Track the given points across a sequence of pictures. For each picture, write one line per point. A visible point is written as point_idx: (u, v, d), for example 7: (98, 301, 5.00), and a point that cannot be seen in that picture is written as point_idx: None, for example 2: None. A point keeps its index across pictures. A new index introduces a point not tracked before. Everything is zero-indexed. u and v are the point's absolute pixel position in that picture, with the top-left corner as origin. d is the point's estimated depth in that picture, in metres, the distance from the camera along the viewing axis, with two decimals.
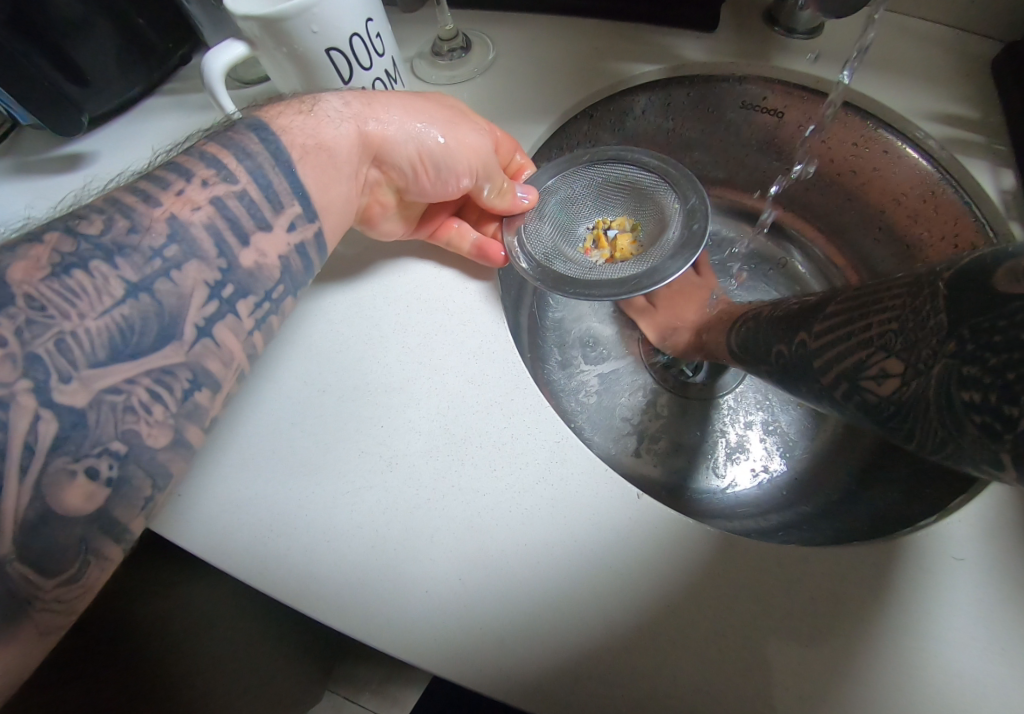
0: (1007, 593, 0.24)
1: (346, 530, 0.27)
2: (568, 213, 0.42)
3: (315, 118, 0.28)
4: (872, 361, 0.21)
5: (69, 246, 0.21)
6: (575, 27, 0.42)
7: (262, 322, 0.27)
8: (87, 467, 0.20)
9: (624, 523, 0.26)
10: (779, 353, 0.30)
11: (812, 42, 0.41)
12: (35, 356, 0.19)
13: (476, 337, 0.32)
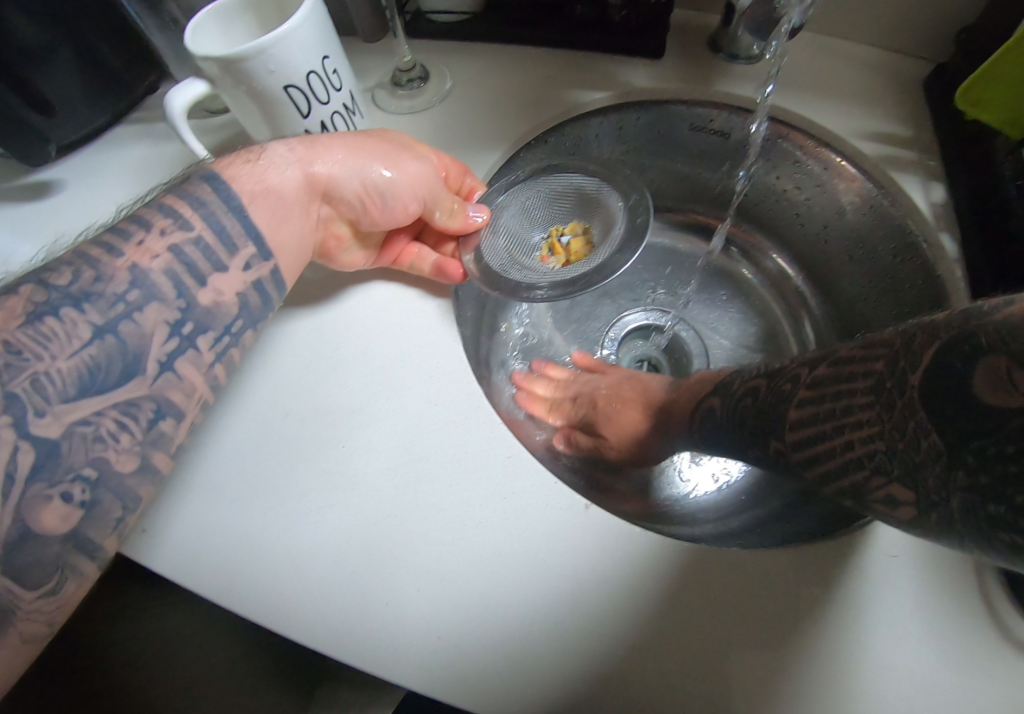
0: (914, 586, 0.26)
1: (309, 548, 0.29)
2: (523, 225, 0.44)
3: (263, 165, 0.30)
4: (873, 485, 0.21)
5: (41, 295, 0.23)
6: (530, 57, 0.44)
7: (222, 355, 0.28)
8: (61, 492, 0.22)
9: (575, 531, 0.28)
10: (753, 454, 0.28)
11: (754, 67, 0.44)
12: (12, 394, 0.21)
13: (432, 358, 0.34)
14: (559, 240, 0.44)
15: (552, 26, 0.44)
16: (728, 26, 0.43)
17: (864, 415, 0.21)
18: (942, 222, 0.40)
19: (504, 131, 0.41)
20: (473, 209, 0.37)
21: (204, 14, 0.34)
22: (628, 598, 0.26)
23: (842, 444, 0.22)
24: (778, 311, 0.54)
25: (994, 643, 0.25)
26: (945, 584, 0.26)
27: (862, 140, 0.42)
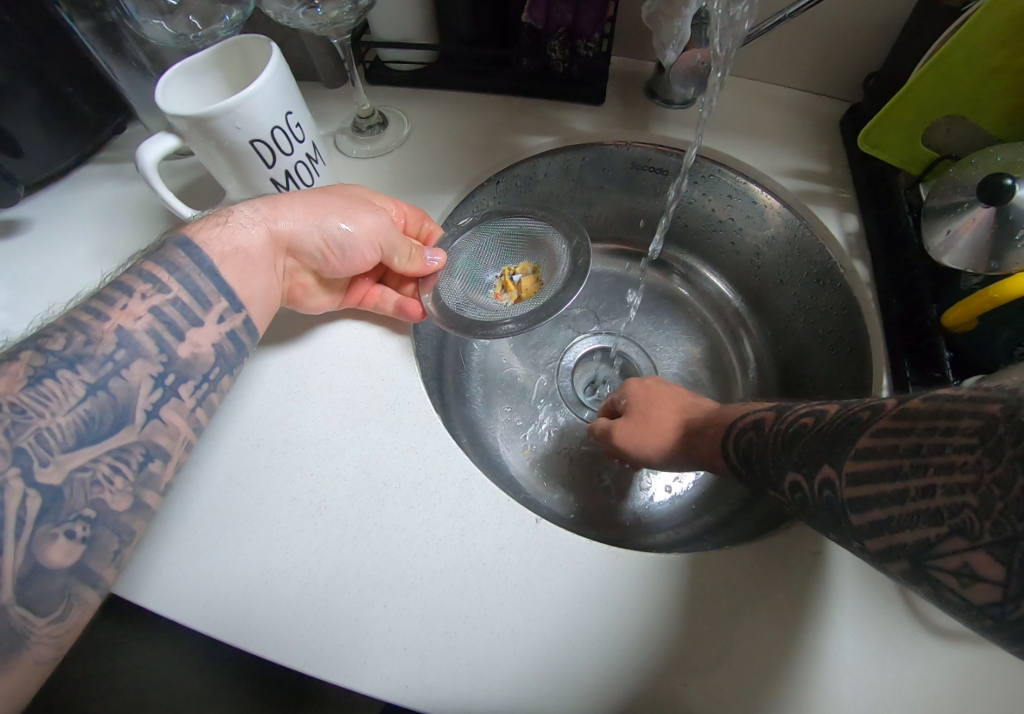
0: (817, 581, 0.31)
1: (281, 571, 0.31)
2: (477, 264, 0.47)
3: (230, 228, 0.32)
4: (945, 546, 0.18)
5: (39, 360, 0.26)
6: (482, 103, 0.48)
7: (203, 399, 0.31)
8: (65, 531, 0.24)
9: (536, 544, 0.32)
10: (795, 486, 0.25)
11: (687, 112, 0.49)
12: (20, 449, 0.24)
13: (393, 390, 0.37)
14: (512, 278, 0.48)
15: (502, 74, 0.48)
16: (661, 74, 0.47)
17: (957, 469, 0.18)
18: (854, 250, 0.45)
19: (459, 175, 0.45)
20: (429, 254, 0.40)
21: (173, 74, 0.36)
22: (583, 604, 0.30)
23: (918, 499, 0.19)
24: (717, 328, 0.58)
25: (913, 632, 0.29)
26: (868, 579, 0.31)
27: (787, 177, 0.48)
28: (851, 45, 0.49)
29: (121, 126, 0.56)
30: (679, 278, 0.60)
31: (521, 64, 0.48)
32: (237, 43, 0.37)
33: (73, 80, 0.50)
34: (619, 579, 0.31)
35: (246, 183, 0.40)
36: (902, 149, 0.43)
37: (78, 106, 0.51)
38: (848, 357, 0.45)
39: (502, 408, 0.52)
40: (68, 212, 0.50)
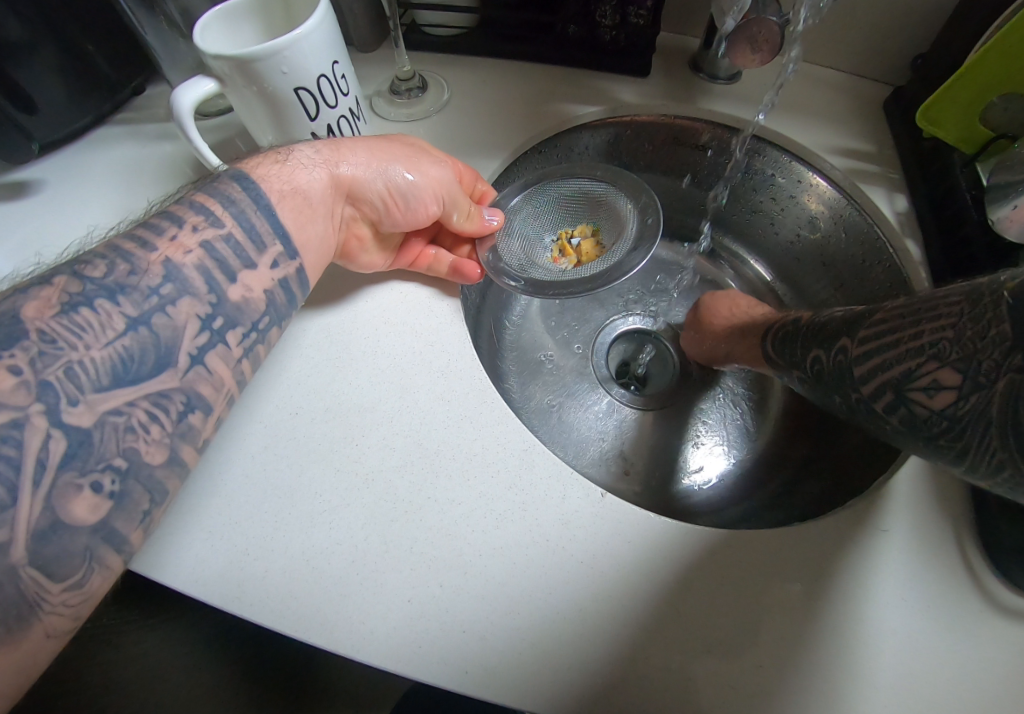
0: (897, 565, 0.29)
1: (325, 547, 0.29)
2: (534, 228, 0.46)
3: (291, 165, 0.32)
4: (921, 370, 0.23)
5: (75, 286, 0.25)
6: (526, 70, 0.47)
7: (249, 350, 0.30)
8: (91, 482, 0.23)
9: (599, 518, 0.30)
10: (815, 358, 0.31)
11: (733, 84, 0.47)
12: (45, 382, 0.23)
13: (444, 357, 0.35)
14: (569, 242, 0.47)
15: (550, 42, 0.47)
16: (708, 49, 0.46)
17: (946, 317, 0.23)
18: (906, 229, 0.43)
19: (504, 140, 0.43)
20: (488, 212, 0.39)
21: (210, 16, 0.34)
22: (645, 576, 0.28)
23: (907, 341, 0.24)
24: None
25: (982, 613, 0.28)
26: (932, 553, 0.29)
27: (834, 156, 0.46)
28: (904, 22, 0.48)
29: (141, 88, 0.54)
30: (726, 266, 0.58)
31: (567, 32, 0.46)
32: None
33: (98, 35, 0.48)
34: (687, 554, 0.29)
35: (283, 134, 0.38)
36: (957, 125, 0.42)
37: (102, 63, 0.49)
38: None
39: (539, 386, 0.50)
40: (91, 159, 0.49)
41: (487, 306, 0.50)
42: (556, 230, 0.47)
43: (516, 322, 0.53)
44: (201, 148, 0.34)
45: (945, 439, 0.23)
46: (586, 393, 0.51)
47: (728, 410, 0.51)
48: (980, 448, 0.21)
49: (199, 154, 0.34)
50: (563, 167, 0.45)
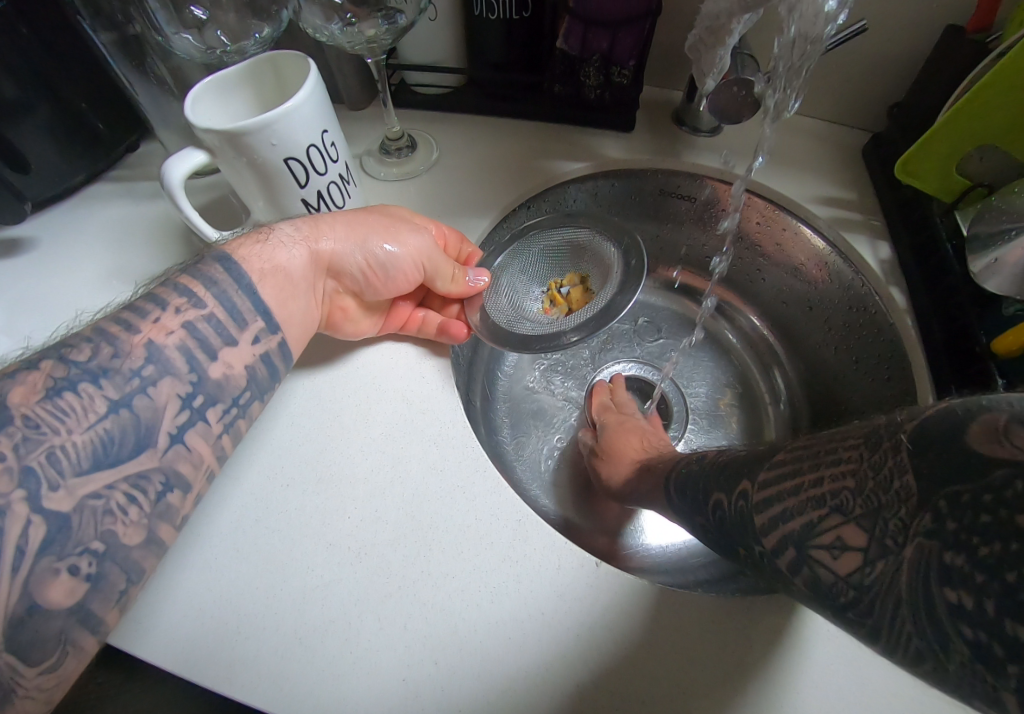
0: None
1: (317, 626, 0.28)
2: (523, 279, 0.46)
3: (271, 245, 0.32)
4: (823, 525, 0.17)
5: (61, 371, 0.25)
6: (511, 127, 0.48)
7: (229, 426, 0.30)
8: (69, 566, 0.23)
9: (595, 585, 0.29)
10: (713, 507, 0.24)
11: (713, 138, 0.48)
12: (28, 468, 0.22)
13: (435, 424, 0.35)
14: (558, 292, 0.47)
15: (534, 97, 0.48)
16: (690, 104, 0.47)
17: (846, 459, 0.17)
18: (890, 277, 0.44)
19: (492, 200, 0.44)
20: (473, 274, 0.40)
21: (202, 89, 0.35)
22: (637, 645, 0.27)
23: (809, 484, 0.18)
24: (750, 361, 0.57)
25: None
26: None
27: (816, 205, 0.47)
28: (878, 76, 0.50)
29: (136, 144, 0.56)
30: (721, 313, 0.59)
31: (553, 89, 0.47)
32: (269, 57, 0.36)
33: (92, 97, 0.49)
34: (686, 618, 0.28)
35: (274, 202, 0.38)
36: (938, 178, 0.43)
37: (94, 122, 0.50)
38: (887, 384, 0.44)
39: (531, 436, 0.50)
40: (84, 222, 0.51)
41: (479, 361, 0.50)
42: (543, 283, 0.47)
43: (508, 371, 0.54)
44: (189, 215, 0.35)
45: (858, 617, 0.16)
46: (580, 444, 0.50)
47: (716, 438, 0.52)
48: (891, 632, 0.15)
49: (186, 221, 0.34)
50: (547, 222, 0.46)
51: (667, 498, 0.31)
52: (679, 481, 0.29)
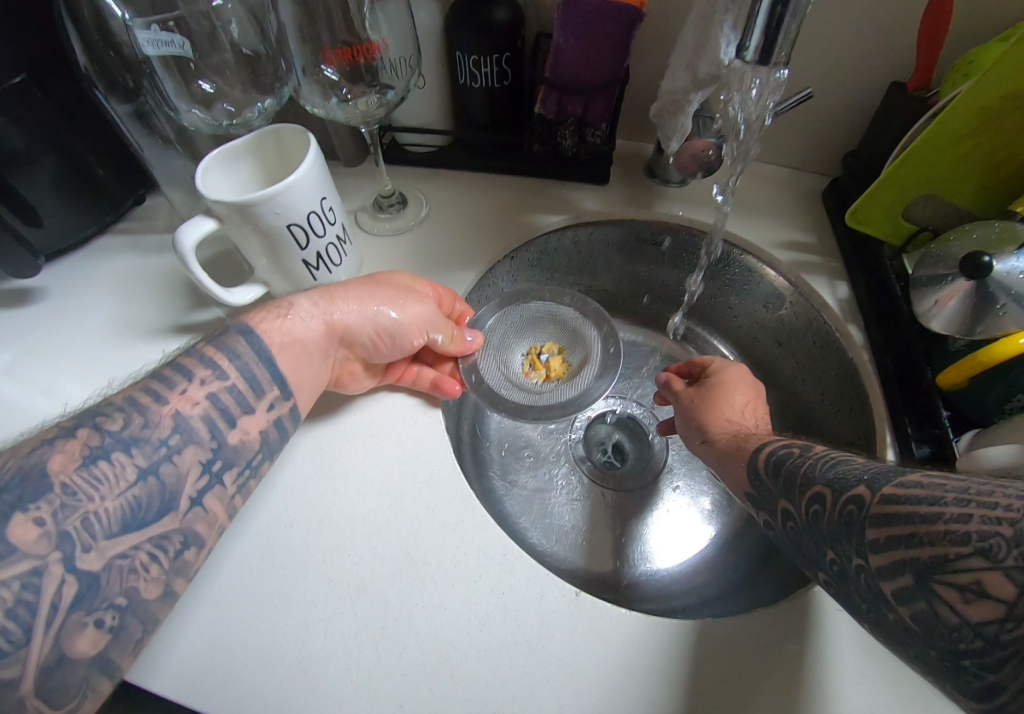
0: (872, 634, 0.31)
1: (320, 657, 0.31)
2: (507, 342, 0.50)
3: (290, 319, 0.36)
4: (959, 564, 0.18)
5: (96, 439, 0.28)
6: (496, 183, 0.52)
7: (242, 486, 0.33)
8: (95, 619, 0.26)
9: (578, 616, 0.32)
10: (812, 504, 0.25)
11: (683, 190, 0.52)
12: (65, 532, 0.25)
13: (428, 466, 0.38)
14: (539, 357, 0.50)
15: (518, 155, 0.52)
16: (660, 156, 0.51)
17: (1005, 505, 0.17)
18: (848, 314, 0.48)
19: (480, 256, 0.47)
20: (468, 334, 0.44)
21: (211, 159, 0.38)
22: (618, 670, 0.30)
23: (953, 520, 0.18)
24: None
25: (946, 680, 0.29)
26: None
27: (778, 250, 0.52)
28: (832, 128, 0.55)
29: (142, 197, 0.59)
30: (695, 348, 0.62)
31: (532, 149, 0.52)
32: (271, 130, 0.40)
33: (105, 158, 0.53)
34: (663, 646, 0.31)
35: (276, 266, 0.40)
36: (888, 223, 0.47)
37: (106, 181, 0.54)
38: (850, 417, 0.48)
39: (519, 473, 0.53)
40: (94, 273, 0.54)
41: (469, 404, 0.53)
42: (524, 346, 0.51)
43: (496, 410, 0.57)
44: (198, 276, 0.37)
45: (975, 661, 0.18)
46: (566, 479, 0.53)
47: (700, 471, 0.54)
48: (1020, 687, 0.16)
49: (195, 281, 0.36)
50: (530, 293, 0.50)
51: (749, 473, 0.31)
52: (781, 456, 0.30)
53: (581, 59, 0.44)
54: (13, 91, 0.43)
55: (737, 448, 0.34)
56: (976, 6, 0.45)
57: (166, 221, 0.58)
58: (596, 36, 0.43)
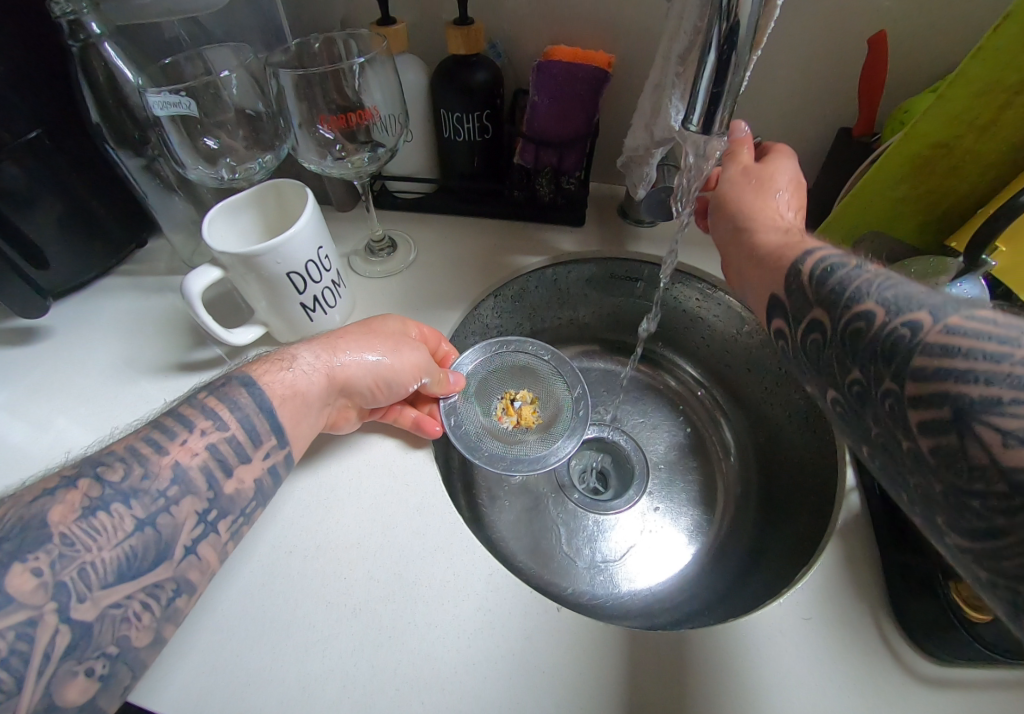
0: (836, 639, 0.33)
1: (318, 676, 0.33)
2: (486, 385, 0.53)
3: (293, 371, 0.39)
4: (1015, 414, 0.19)
5: (96, 491, 0.30)
6: (480, 226, 0.56)
7: (234, 532, 0.35)
8: (85, 668, 0.27)
9: (554, 629, 0.34)
10: (855, 321, 0.26)
11: (653, 229, 0.57)
12: (61, 582, 0.27)
13: (418, 495, 0.42)
14: (512, 403, 0.54)
15: (500, 199, 0.57)
16: (632, 199, 0.56)
17: None
18: None
19: (464, 297, 0.51)
20: (452, 373, 0.47)
21: (217, 211, 0.41)
22: (596, 680, 0.32)
23: (1020, 367, 0.19)
24: (699, 416, 0.63)
25: (906, 683, 0.31)
26: (853, 630, 0.34)
27: None
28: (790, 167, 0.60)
29: (144, 240, 0.63)
30: (667, 372, 0.66)
31: (512, 195, 0.56)
32: (274, 185, 0.43)
33: (111, 205, 0.56)
34: (636, 656, 0.33)
35: (276, 309, 0.44)
36: None
37: (110, 227, 0.57)
38: (812, 437, 0.50)
39: (505, 499, 0.56)
40: (96, 312, 0.56)
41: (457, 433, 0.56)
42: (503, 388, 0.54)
43: None
44: (204, 321, 0.40)
45: (987, 502, 0.20)
46: (549, 502, 0.56)
47: (678, 489, 0.58)
48: None
49: (201, 326, 0.39)
50: (511, 339, 0.54)
51: (794, 280, 0.31)
52: (830, 267, 0.30)
53: (554, 116, 0.49)
54: (26, 147, 0.46)
55: (780, 259, 0.34)
56: (903, 67, 0.50)
57: (167, 264, 0.61)
58: (567, 92, 0.48)
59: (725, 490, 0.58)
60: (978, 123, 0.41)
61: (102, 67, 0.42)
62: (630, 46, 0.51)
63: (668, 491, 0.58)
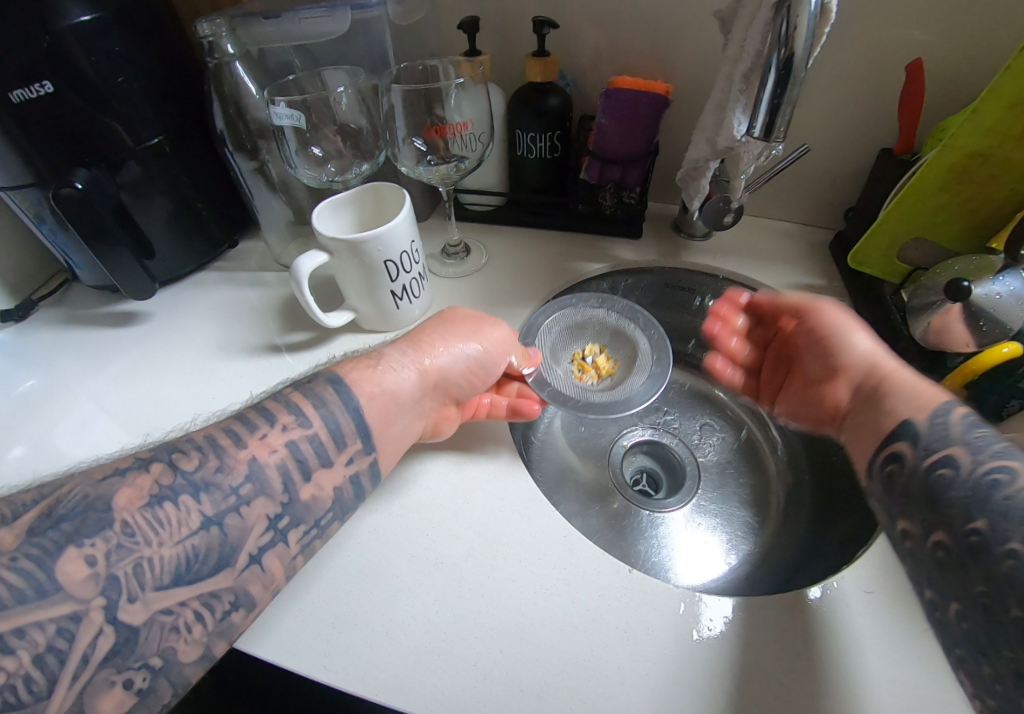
0: (901, 611, 0.34)
1: (402, 624, 0.35)
2: (562, 343, 0.55)
3: (381, 370, 0.40)
4: None
5: (167, 479, 0.30)
6: (547, 236, 0.61)
7: (306, 546, 0.34)
8: (124, 679, 0.25)
9: (625, 586, 0.36)
10: (938, 470, 0.30)
11: (708, 243, 0.61)
12: (114, 576, 0.26)
13: (495, 464, 0.45)
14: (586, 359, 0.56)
15: (560, 211, 0.61)
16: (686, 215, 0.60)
17: None
18: None
19: (534, 297, 0.55)
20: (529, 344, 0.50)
21: (324, 205, 0.47)
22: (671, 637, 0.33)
23: None
24: (749, 424, 0.65)
25: None
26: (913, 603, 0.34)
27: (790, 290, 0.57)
28: (837, 191, 0.64)
29: (235, 240, 0.69)
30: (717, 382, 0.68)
31: (576, 208, 0.60)
32: (373, 187, 0.48)
33: (211, 207, 0.63)
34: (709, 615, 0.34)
35: (369, 294, 0.48)
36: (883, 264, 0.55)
37: (209, 226, 0.63)
38: None
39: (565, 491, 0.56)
40: (194, 300, 0.62)
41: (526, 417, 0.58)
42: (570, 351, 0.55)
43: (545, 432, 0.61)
44: (307, 298, 0.44)
45: None
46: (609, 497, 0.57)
47: (731, 495, 0.59)
48: None
49: (306, 301, 0.43)
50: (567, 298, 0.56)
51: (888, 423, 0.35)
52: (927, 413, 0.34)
53: (620, 136, 0.54)
54: (148, 151, 0.52)
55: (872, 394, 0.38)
56: (952, 98, 0.54)
57: (258, 262, 0.67)
58: (631, 115, 0.53)
59: (778, 493, 0.59)
60: (1012, 131, 0.44)
61: (232, 84, 0.49)
62: (694, 76, 0.55)
63: (721, 494, 0.59)
